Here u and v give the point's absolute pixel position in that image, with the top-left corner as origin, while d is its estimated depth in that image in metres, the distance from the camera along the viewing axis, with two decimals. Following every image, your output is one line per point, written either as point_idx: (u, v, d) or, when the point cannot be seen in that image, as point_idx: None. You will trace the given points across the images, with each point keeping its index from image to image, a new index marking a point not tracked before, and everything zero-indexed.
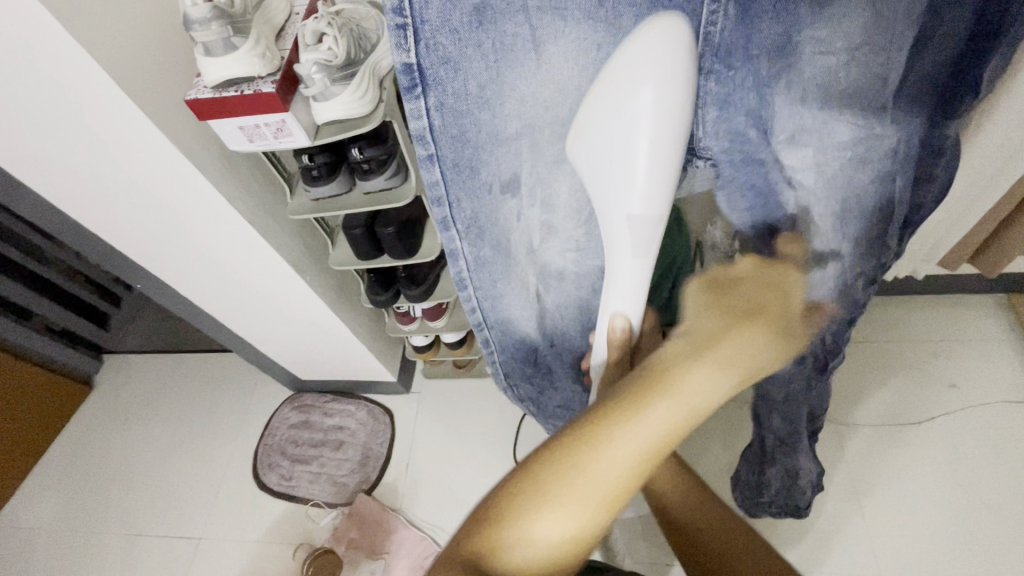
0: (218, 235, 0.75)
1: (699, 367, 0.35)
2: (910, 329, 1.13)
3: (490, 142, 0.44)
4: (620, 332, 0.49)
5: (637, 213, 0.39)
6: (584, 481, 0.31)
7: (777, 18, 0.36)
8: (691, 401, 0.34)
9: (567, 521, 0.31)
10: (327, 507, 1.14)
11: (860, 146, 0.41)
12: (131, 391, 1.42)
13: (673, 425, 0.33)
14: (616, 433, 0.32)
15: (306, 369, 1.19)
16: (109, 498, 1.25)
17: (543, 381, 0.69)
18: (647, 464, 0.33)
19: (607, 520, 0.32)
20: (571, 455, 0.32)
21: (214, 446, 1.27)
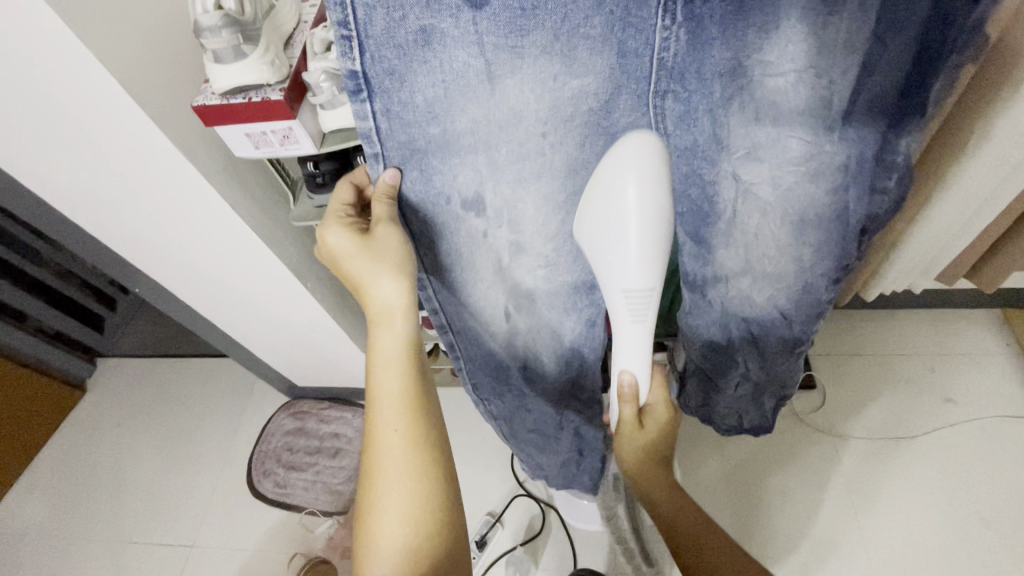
0: (218, 240, 0.75)
1: (380, 336, 0.50)
2: (907, 343, 1.14)
3: (442, 153, 0.44)
4: (626, 386, 0.54)
5: (633, 289, 0.47)
6: (380, 478, 0.47)
7: (726, 44, 0.39)
8: (386, 362, 0.50)
9: (389, 508, 0.46)
10: (321, 516, 1.12)
11: (811, 161, 0.42)
12: (125, 395, 1.40)
13: (404, 405, 0.49)
14: (382, 446, 0.48)
15: (304, 375, 1.18)
16: (100, 504, 1.23)
17: (515, 402, 0.70)
18: (415, 448, 0.48)
19: (418, 456, 0.48)
20: (370, 484, 0.48)
21: (209, 452, 1.26)
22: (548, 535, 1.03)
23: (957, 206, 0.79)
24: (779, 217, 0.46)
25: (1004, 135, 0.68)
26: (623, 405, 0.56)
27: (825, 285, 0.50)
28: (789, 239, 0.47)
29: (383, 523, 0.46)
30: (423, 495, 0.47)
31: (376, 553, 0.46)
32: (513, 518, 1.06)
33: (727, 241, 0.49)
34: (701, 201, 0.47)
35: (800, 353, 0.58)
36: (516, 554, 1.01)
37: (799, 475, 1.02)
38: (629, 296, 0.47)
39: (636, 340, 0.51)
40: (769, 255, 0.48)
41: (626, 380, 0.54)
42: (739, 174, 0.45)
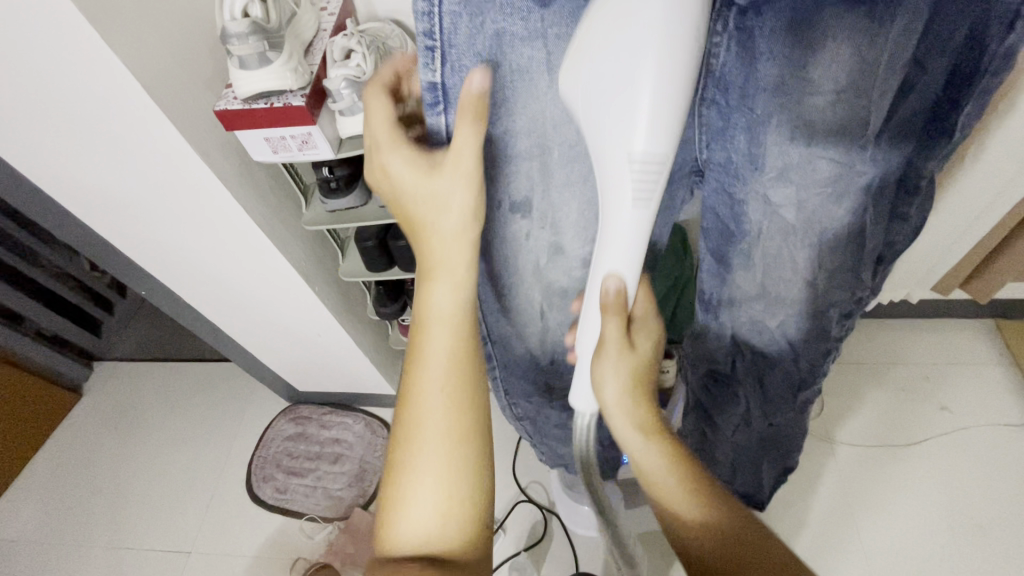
0: (229, 242, 0.75)
1: (433, 288, 0.45)
2: (903, 351, 1.16)
3: (500, 161, 0.42)
4: (613, 295, 0.42)
5: (639, 154, 0.33)
6: (421, 436, 0.43)
7: (776, 59, 0.35)
8: (441, 316, 0.45)
9: (428, 471, 0.43)
10: (321, 521, 1.12)
11: (838, 182, 0.40)
12: (122, 398, 1.39)
13: (458, 376, 0.45)
14: (424, 410, 0.44)
15: (306, 379, 1.18)
16: (95, 508, 1.22)
17: (540, 400, 0.71)
18: (463, 415, 0.45)
19: (465, 424, 0.44)
20: (405, 444, 0.44)
21: (208, 456, 1.25)
22: (550, 540, 1.03)
23: (954, 215, 0.81)
24: (802, 240, 0.45)
25: (998, 147, 0.70)
26: (606, 319, 0.43)
27: (838, 319, 0.50)
28: (808, 267, 0.47)
29: (420, 482, 0.43)
30: (467, 465, 0.44)
31: (403, 520, 0.42)
32: (514, 524, 1.06)
33: (747, 262, 0.49)
34: (728, 219, 0.47)
35: (805, 401, 0.60)
36: (519, 560, 1.01)
37: (799, 481, 1.04)
38: (638, 167, 0.33)
39: (636, 232, 0.38)
40: (784, 278, 0.48)
41: (615, 284, 0.41)
42: (769, 195, 0.43)
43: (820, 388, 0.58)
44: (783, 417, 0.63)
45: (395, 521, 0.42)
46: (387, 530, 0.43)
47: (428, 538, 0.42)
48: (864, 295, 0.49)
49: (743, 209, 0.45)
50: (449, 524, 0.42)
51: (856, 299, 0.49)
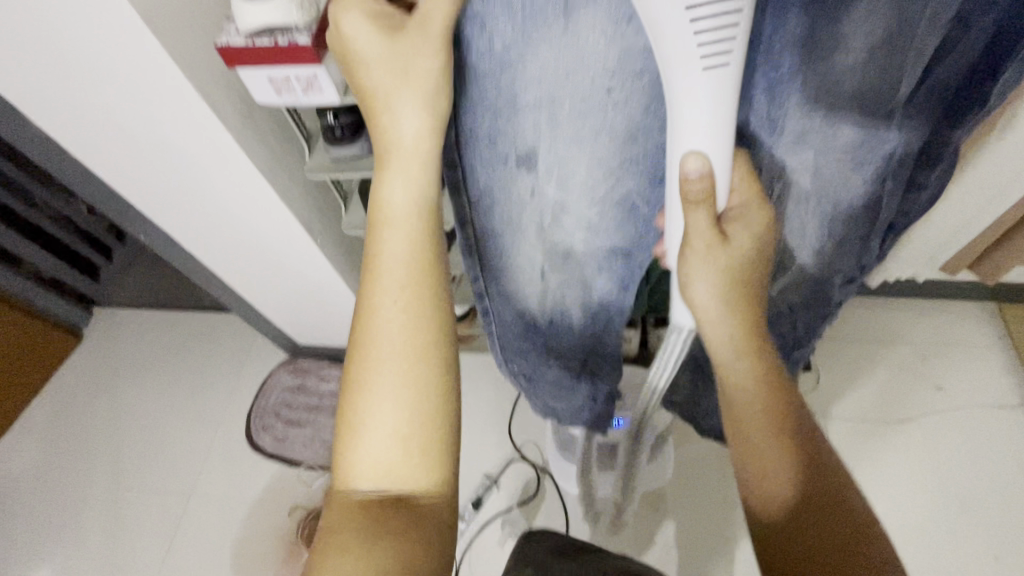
0: (229, 189, 0.73)
1: (388, 181, 0.40)
2: (904, 330, 1.16)
3: (509, 111, 0.40)
4: (695, 179, 0.36)
5: (699, 6, 0.28)
6: (373, 357, 0.39)
7: (805, 16, 0.32)
8: (397, 216, 0.40)
9: (380, 394, 0.39)
10: (320, 470, 1.14)
11: (861, 147, 0.40)
12: (122, 344, 1.40)
13: (414, 289, 0.40)
14: (377, 325, 0.39)
15: (306, 332, 1.18)
16: (98, 449, 1.24)
17: (535, 359, 0.71)
18: (418, 331, 0.39)
19: (422, 339, 0.39)
20: (356, 378, 0.40)
21: (208, 403, 1.26)
22: (544, 497, 1.06)
23: (973, 194, 0.79)
24: (812, 210, 0.45)
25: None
26: (695, 211, 0.37)
27: (837, 277, 0.52)
28: (818, 232, 0.47)
29: (372, 408, 0.39)
30: (422, 387, 0.39)
31: (360, 453, 0.39)
32: (508, 480, 1.08)
33: None
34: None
35: (796, 359, 0.63)
36: (512, 515, 1.04)
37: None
38: (703, 25, 0.29)
39: (711, 101, 0.33)
40: (792, 246, 0.49)
41: (697, 165, 0.35)
42: (782, 161, 0.41)
43: (811, 344, 0.61)
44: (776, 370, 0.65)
45: (346, 453, 0.39)
46: (344, 465, 0.39)
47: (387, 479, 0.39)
48: (868, 261, 0.50)
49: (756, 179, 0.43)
50: (403, 453, 0.39)
51: (860, 264, 0.51)
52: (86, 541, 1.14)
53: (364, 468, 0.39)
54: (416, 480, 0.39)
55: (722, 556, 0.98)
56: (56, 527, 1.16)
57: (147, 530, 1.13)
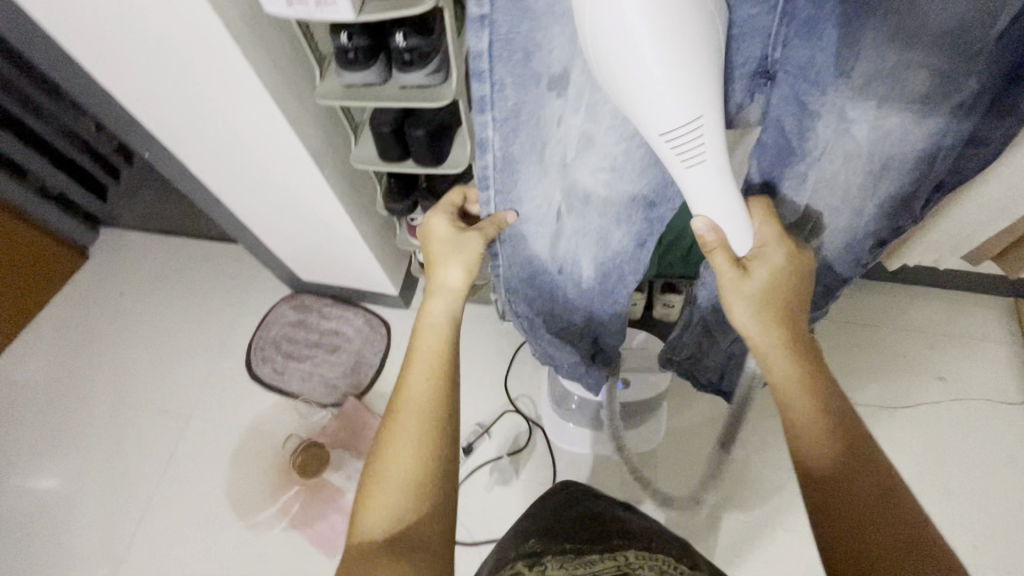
0: (235, 109, 0.70)
1: (432, 302, 0.55)
2: (913, 318, 1.14)
3: (546, 19, 0.38)
4: (710, 232, 0.47)
5: (671, 127, 0.37)
6: (400, 423, 0.48)
7: None
8: (434, 325, 0.54)
9: (402, 451, 0.46)
10: (315, 404, 1.16)
11: (932, 95, 0.41)
12: (127, 267, 1.40)
13: (437, 373, 0.51)
14: (407, 397, 0.49)
15: (309, 270, 1.18)
16: (100, 367, 1.26)
17: (541, 308, 0.70)
18: (436, 401, 0.49)
19: (438, 409, 0.49)
20: (384, 442, 0.48)
21: (208, 332, 1.27)
22: (532, 450, 1.08)
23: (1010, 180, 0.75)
24: (863, 164, 0.47)
25: None
26: (715, 255, 0.48)
27: (868, 239, 0.56)
28: (863, 181, 0.49)
29: (393, 463, 0.46)
30: (434, 448, 0.47)
31: (376, 503, 0.45)
32: (499, 430, 1.10)
33: (799, 178, 0.50)
34: (791, 132, 0.47)
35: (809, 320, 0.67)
36: (501, 463, 1.06)
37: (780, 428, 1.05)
38: (670, 140, 0.38)
39: (715, 176, 0.42)
40: (836, 196, 0.51)
41: (705, 230, 0.46)
42: (847, 105, 0.43)
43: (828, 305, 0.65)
44: None
45: (368, 503, 0.45)
46: (363, 515, 0.45)
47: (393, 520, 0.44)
48: (905, 224, 0.54)
49: (820, 121, 0.45)
50: (413, 499, 0.45)
51: (895, 227, 0.55)
52: (86, 453, 1.17)
53: (380, 514, 0.44)
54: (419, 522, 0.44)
55: (704, 524, 0.98)
56: (57, 437, 1.19)
57: (144, 448, 1.16)
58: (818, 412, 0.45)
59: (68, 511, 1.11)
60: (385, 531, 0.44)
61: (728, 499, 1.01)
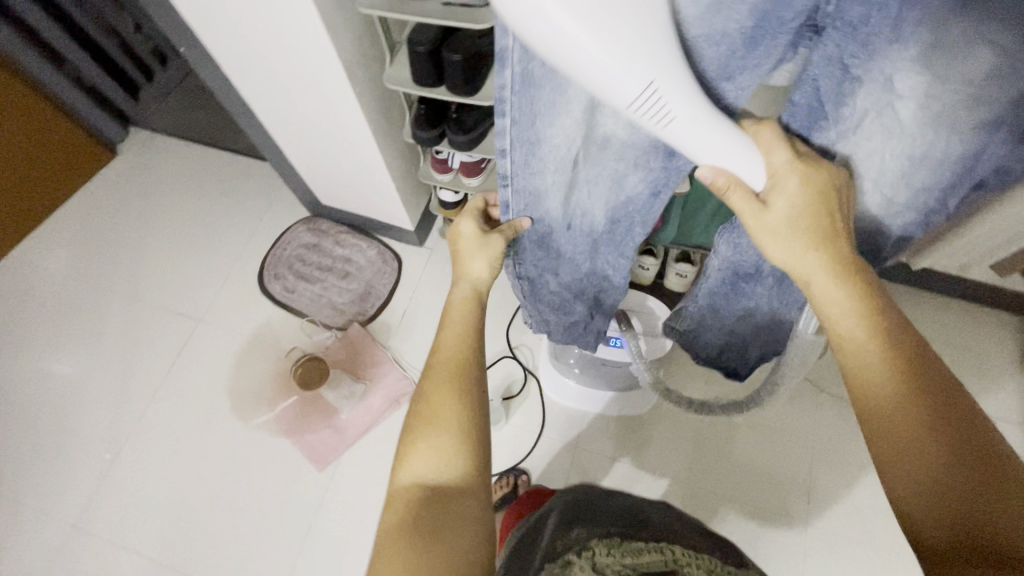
0: (273, 9, 0.69)
1: (456, 290, 0.61)
2: (928, 326, 1.12)
3: None
4: (720, 176, 0.44)
5: (631, 100, 0.36)
6: (436, 390, 0.51)
7: None
8: (462, 309, 0.59)
9: (441, 413, 0.49)
10: (321, 325, 1.18)
11: (990, 79, 0.38)
12: (154, 170, 1.42)
13: (466, 345, 0.54)
14: (439, 366, 0.52)
15: (330, 195, 1.18)
16: (121, 262, 1.30)
17: (546, 263, 0.70)
18: (466, 368, 0.52)
19: (469, 372, 0.52)
20: (421, 411, 0.50)
21: (226, 243, 1.29)
22: (525, 398, 1.10)
23: None
24: (903, 147, 0.45)
25: None
26: (732, 194, 0.46)
27: (895, 230, 0.53)
28: (897, 165, 0.47)
29: (435, 426, 0.48)
30: (469, 408, 0.50)
31: (419, 463, 0.47)
32: (494, 375, 1.12)
33: (829, 150, 0.48)
34: (827, 95, 0.44)
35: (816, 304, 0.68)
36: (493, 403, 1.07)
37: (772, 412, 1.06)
38: (637, 108, 0.36)
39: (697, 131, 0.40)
40: (863, 177, 0.49)
41: (713, 174, 0.44)
42: (893, 78, 0.41)
43: None
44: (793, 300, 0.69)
45: (412, 463, 0.47)
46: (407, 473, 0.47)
47: (441, 466, 0.47)
48: (935, 219, 0.51)
49: (862, 89, 0.43)
50: (453, 455, 0.47)
51: (925, 223, 0.53)
52: (101, 341, 1.21)
53: (423, 471, 0.47)
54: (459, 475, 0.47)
55: (676, 487, 1.02)
56: (76, 322, 1.24)
57: (155, 345, 1.20)
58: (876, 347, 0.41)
59: (80, 391, 1.16)
60: (428, 485, 0.46)
61: (709, 473, 1.02)
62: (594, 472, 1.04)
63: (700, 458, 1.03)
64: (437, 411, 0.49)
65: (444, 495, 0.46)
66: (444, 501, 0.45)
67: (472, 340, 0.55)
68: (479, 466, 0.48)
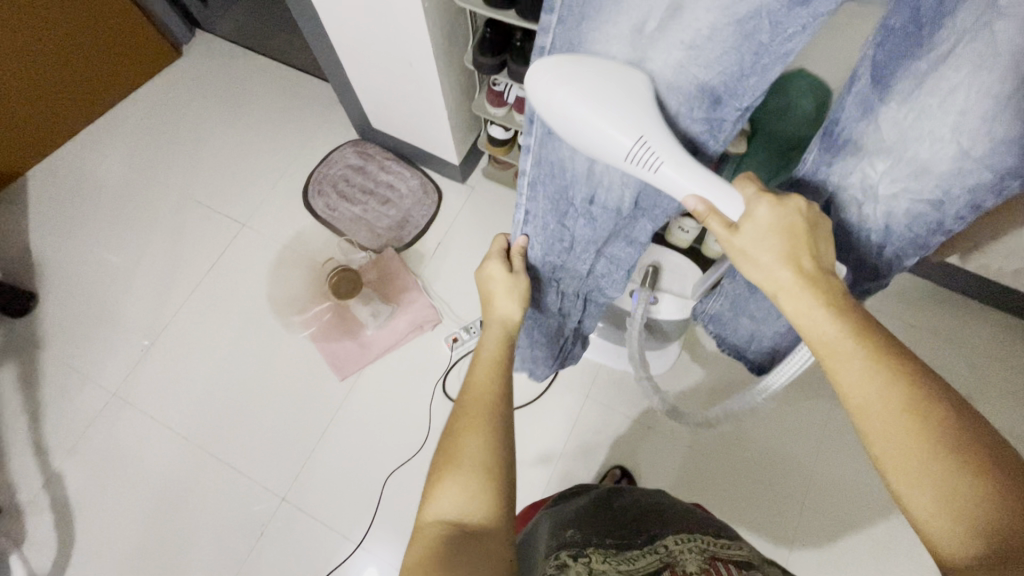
0: None
1: (489, 334, 0.64)
2: (963, 334, 1.10)
3: None
4: (701, 206, 0.46)
5: (627, 147, 0.46)
6: (469, 422, 0.51)
7: None
8: (488, 352, 0.61)
9: (474, 444, 0.49)
10: (357, 246, 1.21)
11: None
12: (213, 74, 1.44)
13: (493, 379, 0.56)
14: (470, 401, 0.53)
15: (381, 120, 1.19)
16: (175, 160, 1.35)
17: (552, 236, 0.68)
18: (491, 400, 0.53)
19: (495, 404, 0.53)
20: (450, 445, 0.49)
21: (275, 155, 1.32)
22: None
23: None
24: (987, 86, 0.44)
25: None
26: (710, 220, 0.47)
27: (962, 193, 0.52)
28: (978, 109, 0.46)
29: (465, 461, 0.47)
30: (496, 442, 0.49)
31: (443, 500, 0.46)
32: None
33: (909, 90, 0.48)
34: (925, 17, 0.43)
35: (862, 285, 0.69)
36: None
37: (785, 410, 1.06)
38: (631, 159, 0.46)
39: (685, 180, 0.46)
40: (936, 123, 0.49)
41: (694, 204, 0.47)
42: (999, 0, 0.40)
43: (886, 273, 0.66)
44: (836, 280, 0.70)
45: (437, 500, 0.46)
46: (434, 507, 0.46)
47: (466, 505, 0.45)
48: (1010, 185, 0.49)
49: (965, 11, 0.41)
50: (481, 488, 0.46)
51: (998, 189, 0.50)
52: (150, 232, 1.27)
53: (448, 508, 0.45)
54: (482, 502, 0.45)
55: (674, 465, 1.04)
56: (130, 209, 1.30)
57: (200, 242, 1.25)
58: (858, 337, 0.41)
59: (128, 275, 1.23)
60: (458, 516, 0.45)
61: (713, 445, 1.05)
62: (597, 421, 1.07)
63: (707, 431, 1.06)
64: (465, 447, 0.48)
65: (471, 535, 0.44)
66: (468, 540, 0.43)
67: (500, 377, 0.57)
68: (503, 503, 0.46)
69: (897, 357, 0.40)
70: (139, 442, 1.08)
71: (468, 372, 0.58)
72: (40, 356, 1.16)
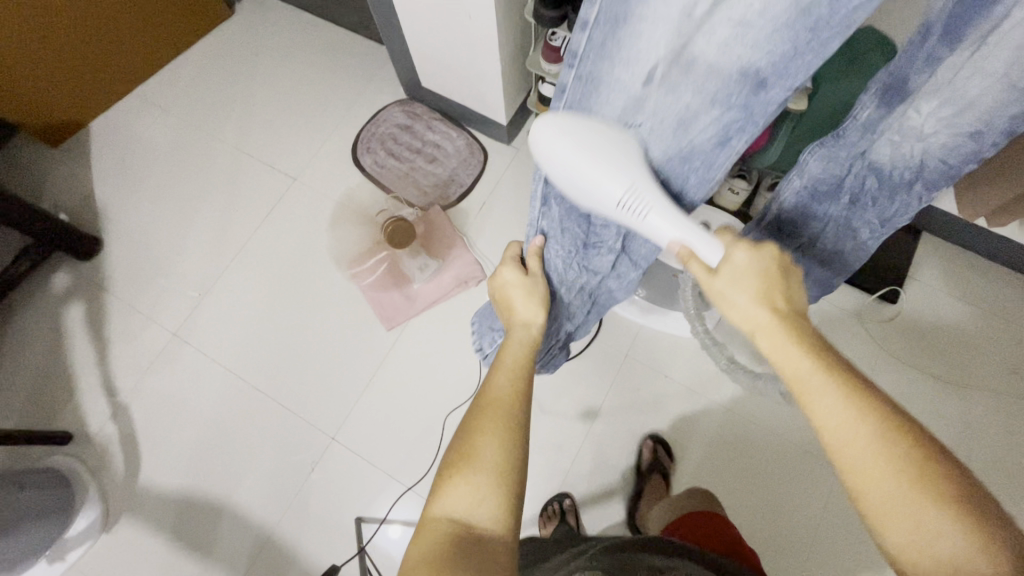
0: None
1: (513, 337, 0.66)
2: (1013, 309, 1.09)
3: None
4: (686, 255, 0.51)
5: (618, 195, 0.48)
6: (482, 425, 0.53)
7: None
8: (511, 359, 0.62)
9: (486, 449, 0.51)
10: (403, 203, 1.24)
11: None
12: (266, 32, 1.47)
13: (514, 388, 0.57)
14: (489, 406, 0.55)
15: (431, 78, 1.20)
16: (229, 116, 1.38)
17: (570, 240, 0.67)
18: (511, 408, 0.55)
19: (513, 411, 0.54)
20: (464, 446, 0.51)
21: (325, 112, 1.35)
22: None
23: None
24: None
25: None
26: (691, 265, 0.51)
27: (1000, 125, 0.54)
28: None
29: (475, 464, 0.50)
30: (511, 450, 0.51)
31: (447, 500, 0.48)
32: None
33: (978, 39, 0.47)
34: None
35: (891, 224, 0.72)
36: None
37: None
38: (622, 207, 0.49)
39: (670, 229, 0.50)
40: (992, 65, 0.49)
41: (678, 248, 0.52)
42: None
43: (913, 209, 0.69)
44: (866, 219, 0.72)
45: (446, 498, 0.48)
46: (440, 504, 0.48)
47: (473, 506, 0.48)
48: None
49: None
50: (488, 494, 0.48)
51: None
52: (206, 184, 1.32)
53: (455, 505, 0.48)
54: (489, 504, 0.48)
55: (708, 439, 1.06)
56: (187, 162, 1.35)
57: (254, 194, 1.29)
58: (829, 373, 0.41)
59: (186, 224, 1.28)
60: (463, 515, 0.47)
61: (752, 407, 1.07)
62: (636, 380, 1.10)
63: (745, 393, 1.07)
64: (477, 449, 0.51)
65: (480, 540, 0.46)
66: (470, 541, 0.46)
67: (521, 388, 0.58)
68: (511, 512, 0.49)
69: (864, 397, 0.40)
70: (199, 380, 1.14)
71: (489, 375, 0.60)
72: (106, 298, 1.22)
